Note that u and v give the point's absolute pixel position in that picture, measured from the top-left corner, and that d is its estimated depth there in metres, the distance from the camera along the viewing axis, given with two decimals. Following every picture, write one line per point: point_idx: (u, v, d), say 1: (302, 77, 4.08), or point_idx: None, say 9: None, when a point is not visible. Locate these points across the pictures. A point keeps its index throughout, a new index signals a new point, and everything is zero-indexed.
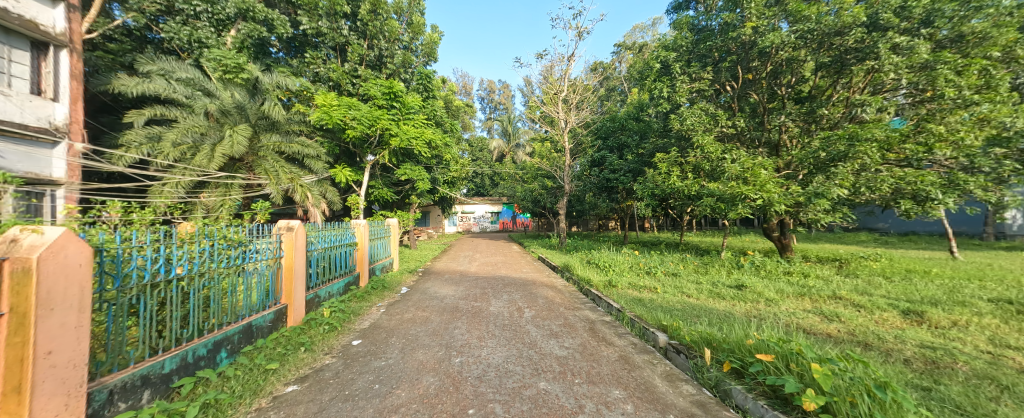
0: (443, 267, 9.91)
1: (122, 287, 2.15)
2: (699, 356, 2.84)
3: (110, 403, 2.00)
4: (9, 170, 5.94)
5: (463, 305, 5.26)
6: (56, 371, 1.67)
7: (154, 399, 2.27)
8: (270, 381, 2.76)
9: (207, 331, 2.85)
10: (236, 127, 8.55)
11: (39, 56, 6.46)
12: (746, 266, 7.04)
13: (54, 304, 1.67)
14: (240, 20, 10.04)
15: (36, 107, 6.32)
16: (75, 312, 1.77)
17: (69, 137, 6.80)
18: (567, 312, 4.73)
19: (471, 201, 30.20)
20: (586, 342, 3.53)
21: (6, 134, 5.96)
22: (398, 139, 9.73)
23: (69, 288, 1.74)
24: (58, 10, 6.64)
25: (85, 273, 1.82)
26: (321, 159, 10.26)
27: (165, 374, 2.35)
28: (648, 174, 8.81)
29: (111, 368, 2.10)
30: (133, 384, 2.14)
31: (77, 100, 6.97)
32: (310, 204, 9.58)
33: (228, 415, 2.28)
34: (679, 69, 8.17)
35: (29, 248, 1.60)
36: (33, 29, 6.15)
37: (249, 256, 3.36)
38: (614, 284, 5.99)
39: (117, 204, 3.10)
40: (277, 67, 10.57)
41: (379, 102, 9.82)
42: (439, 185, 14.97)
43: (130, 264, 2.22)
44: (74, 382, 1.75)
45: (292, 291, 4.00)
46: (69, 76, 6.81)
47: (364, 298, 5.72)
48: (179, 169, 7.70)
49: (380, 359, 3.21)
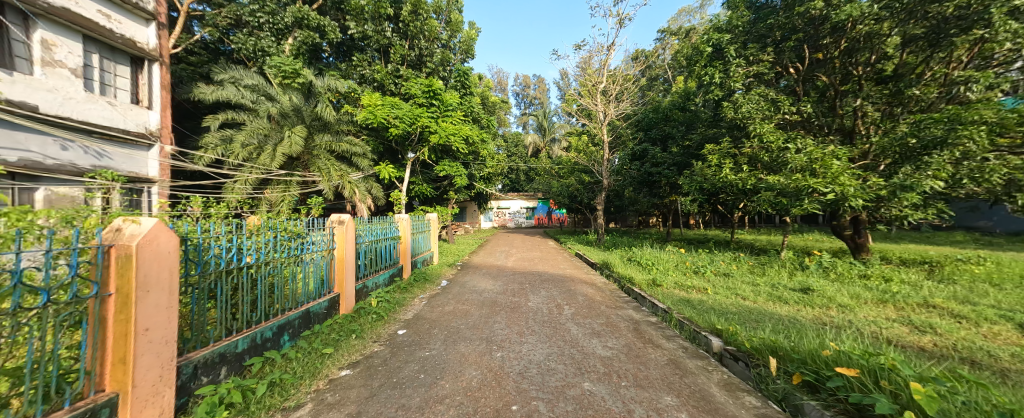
0: (480, 262, 10.03)
1: (203, 272, 2.41)
2: (761, 363, 2.69)
3: (196, 377, 2.27)
4: (116, 170, 6.90)
5: (502, 300, 5.32)
6: (152, 346, 1.90)
7: (229, 375, 2.53)
8: (327, 364, 2.97)
9: (273, 314, 3.14)
10: (294, 128, 9.25)
11: (137, 70, 7.45)
12: (813, 268, 6.44)
13: (150, 287, 1.90)
14: (297, 29, 10.82)
15: (135, 115, 7.26)
16: (167, 295, 2.01)
17: (160, 140, 7.71)
18: (609, 311, 4.62)
19: (506, 197, 30.43)
20: (632, 343, 3.43)
21: (114, 138, 6.90)
22: (438, 136, 10.11)
23: (161, 274, 1.97)
24: (150, 28, 7.55)
25: (173, 259, 2.05)
26: (367, 156, 10.83)
27: (238, 353, 2.61)
28: (695, 167, 8.35)
29: (195, 345, 2.38)
30: (213, 360, 2.40)
31: (166, 107, 7.90)
32: (357, 200, 10.13)
33: (292, 394, 2.49)
34: (734, 51, 7.59)
35: (130, 236, 1.82)
36: (132, 46, 7.07)
37: (306, 247, 3.63)
38: (659, 284, 5.76)
39: (198, 199, 3.48)
40: (328, 71, 11.32)
41: (420, 101, 10.23)
42: (475, 181, 15.29)
43: (208, 252, 2.48)
44: (167, 356, 2.01)
45: (343, 281, 4.28)
46: (160, 87, 7.77)
47: (408, 290, 5.98)
48: (248, 168, 8.59)
49: (425, 350, 3.35)
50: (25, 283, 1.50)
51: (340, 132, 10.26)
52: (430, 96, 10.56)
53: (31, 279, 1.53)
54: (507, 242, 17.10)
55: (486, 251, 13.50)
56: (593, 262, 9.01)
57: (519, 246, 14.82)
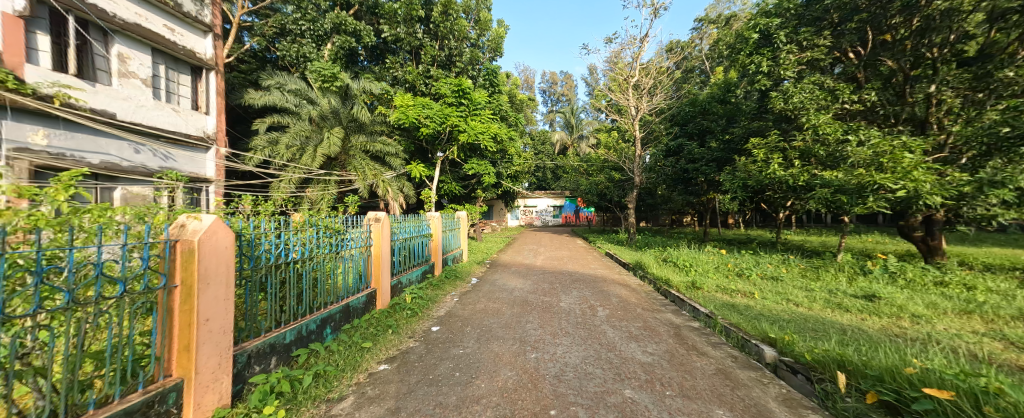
0: (508, 260, 10.08)
1: (255, 267, 2.58)
2: (827, 378, 2.48)
3: (249, 366, 2.43)
4: (180, 171, 7.57)
5: (532, 299, 5.32)
6: (212, 335, 2.06)
7: (278, 365, 2.70)
8: (366, 358, 3.10)
9: (316, 308, 3.31)
10: (332, 129, 9.73)
11: (197, 79, 8.14)
12: (878, 273, 5.91)
13: (210, 280, 2.05)
14: (335, 35, 11.39)
15: (195, 120, 7.94)
16: (224, 287, 2.17)
17: (215, 143, 8.36)
18: (646, 314, 4.49)
19: (533, 195, 30.38)
20: (673, 349, 3.30)
21: (178, 142, 7.56)
22: (467, 135, 10.31)
23: (219, 267, 2.12)
24: (207, 40, 8.22)
25: (229, 254, 2.21)
26: (399, 156, 11.19)
27: (286, 344, 2.77)
28: (737, 163, 7.92)
29: (249, 335, 2.55)
30: (264, 350, 2.56)
31: (221, 112, 8.57)
32: (390, 199, 10.48)
33: (335, 386, 2.62)
34: (784, 38, 7.19)
35: (193, 232, 1.97)
36: (192, 57, 7.75)
37: (345, 244, 3.81)
38: (698, 286, 5.53)
39: (248, 198, 3.73)
40: (363, 74, 11.80)
41: (450, 100, 10.46)
42: (503, 179, 15.40)
43: (259, 248, 2.65)
44: (224, 345, 2.17)
45: (379, 277, 4.44)
46: (216, 94, 8.45)
47: (440, 287, 6.12)
48: (291, 168, 9.13)
49: (459, 347, 3.41)
50: (107, 274, 1.65)
51: (374, 133, 10.64)
52: (459, 95, 10.79)
53: (111, 271, 1.68)
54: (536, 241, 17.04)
55: (514, 249, 13.56)
56: (625, 262, 8.80)
57: (548, 244, 14.75)
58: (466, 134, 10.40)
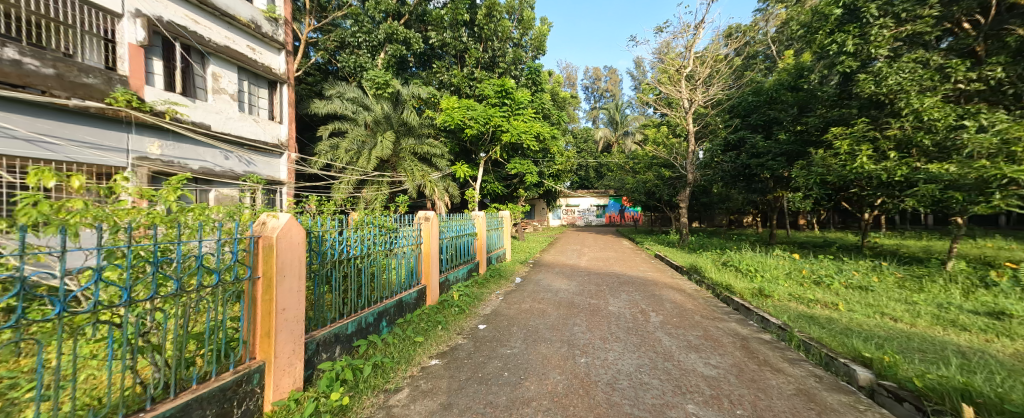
0: (552, 261, 10.00)
1: (321, 262, 2.79)
2: (947, 410, 2.03)
3: (318, 353, 2.65)
4: (259, 174, 8.55)
5: (579, 301, 5.22)
6: (287, 324, 2.27)
7: (342, 354, 2.91)
8: (418, 352, 3.24)
9: (373, 302, 3.52)
10: (384, 134, 10.33)
11: (272, 92, 9.25)
12: (1003, 286, 4.99)
13: (286, 273, 2.27)
14: (388, 44, 12.09)
15: (270, 129, 8.98)
16: (297, 280, 2.38)
17: (287, 149, 9.37)
18: (706, 322, 4.21)
19: (576, 195, 29.90)
20: (741, 363, 3.03)
21: (258, 148, 8.65)
22: (510, 134, 10.42)
23: (292, 261, 2.33)
24: (281, 56, 9.30)
25: (301, 249, 2.42)
26: (445, 157, 11.56)
27: (348, 334, 2.98)
28: (813, 156, 7.16)
29: (317, 325, 2.77)
30: (330, 339, 2.77)
31: (291, 121, 9.57)
32: (437, 198, 10.89)
33: (392, 376, 2.79)
34: (875, 11, 6.37)
35: (271, 229, 2.19)
36: (268, 72, 8.82)
37: (398, 241, 4.02)
38: (767, 294, 5.06)
39: (313, 198, 4.08)
40: (412, 80, 12.38)
41: (493, 101, 10.68)
42: (545, 179, 15.36)
43: (325, 244, 2.86)
44: (297, 333, 2.38)
45: (429, 273, 4.61)
46: (288, 104, 9.50)
47: (485, 285, 6.23)
48: (349, 170, 9.85)
49: (507, 347, 3.44)
50: (206, 265, 1.87)
51: (422, 135, 11.12)
52: (502, 96, 10.95)
53: (208, 262, 1.90)
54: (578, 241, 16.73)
55: (557, 249, 13.43)
56: (677, 265, 8.33)
57: (592, 245, 14.41)
58: (509, 134, 10.51)
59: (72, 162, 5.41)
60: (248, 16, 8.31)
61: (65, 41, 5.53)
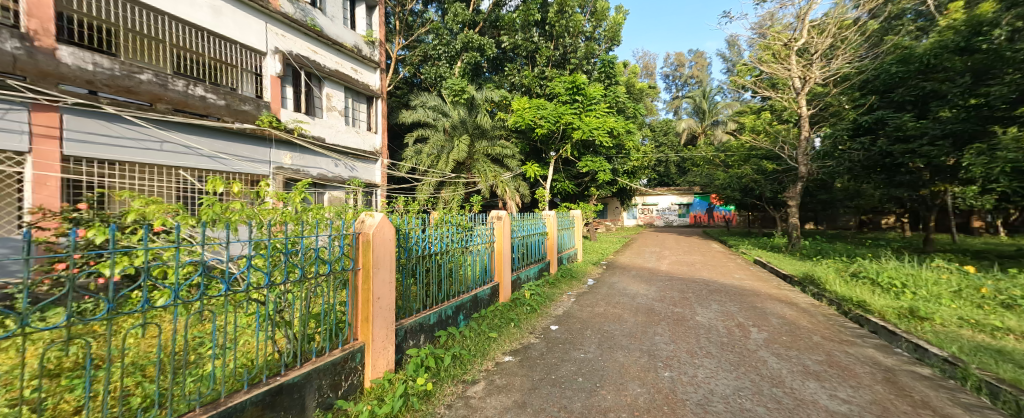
0: (627, 263, 9.54)
1: (408, 256, 3.05)
2: None
3: (406, 339, 2.91)
4: (358, 177, 10.38)
5: (659, 308, 4.85)
6: (382, 311, 2.57)
7: (426, 341, 3.16)
8: (493, 347, 3.38)
9: (452, 296, 3.74)
10: (460, 137, 11.00)
11: (369, 106, 11.26)
12: None
13: (379, 266, 2.55)
14: (464, 52, 12.80)
15: (367, 139, 10.91)
16: (388, 272, 2.66)
17: (381, 156, 11.29)
18: (828, 344, 3.55)
19: (654, 193, 28.13)
20: (881, 400, 2.46)
21: (359, 156, 10.57)
22: (581, 131, 10.39)
23: (385, 256, 2.61)
24: (374, 74, 11.28)
25: (391, 245, 2.70)
26: (516, 157, 11.87)
27: (431, 324, 3.22)
28: (1002, 138, 5.54)
29: (405, 313, 3.04)
30: (416, 328, 3.01)
31: (383, 130, 11.47)
32: (508, 198, 11.28)
33: (469, 368, 2.96)
34: None
35: (367, 227, 2.49)
36: (366, 88, 10.77)
37: (472, 239, 4.18)
38: (924, 316, 4.04)
39: (400, 199, 4.47)
40: (486, 83, 12.94)
41: (563, 98, 10.71)
42: (619, 176, 14.80)
43: (411, 240, 3.11)
44: (389, 319, 2.67)
45: (501, 271, 4.70)
46: (381, 115, 11.44)
47: (556, 285, 6.20)
48: (431, 173, 10.67)
49: (580, 351, 3.34)
50: (321, 256, 2.20)
51: (495, 137, 11.60)
52: (573, 92, 10.80)
53: (323, 254, 2.23)
54: (657, 242, 15.63)
55: (632, 250, 12.80)
56: (784, 273, 7.21)
57: (672, 247, 13.41)
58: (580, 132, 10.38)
59: (233, 172, 7.05)
60: (352, 42, 10.43)
61: (231, 78, 7.38)
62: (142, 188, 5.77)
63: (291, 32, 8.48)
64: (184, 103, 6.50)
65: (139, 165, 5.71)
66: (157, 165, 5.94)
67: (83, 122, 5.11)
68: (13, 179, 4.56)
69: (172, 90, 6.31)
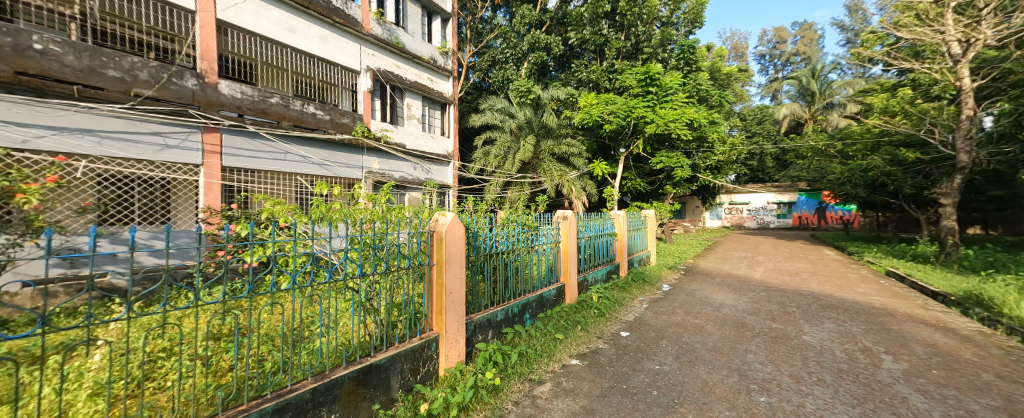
0: (712, 269, 8.59)
1: (478, 253, 3.25)
2: None
3: (477, 334, 3.14)
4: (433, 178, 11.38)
5: (752, 322, 4.29)
6: (455, 305, 2.86)
7: (496, 337, 3.35)
8: (560, 349, 3.39)
9: (518, 295, 3.82)
10: (528, 139, 11.23)
11: (442, 112, 12.24)
12: None
13: (452, 262, 2.84)
14: (530, 52, 13.13)
15: (440, 143, 11.85)
16: (460, 268, 2.95)
17: (452, 158, 12.19)
18: (1010, 387, 2.72)
19: (744, 191, 25.14)
20: None
21: (433, 160, 11.48)
22: (655, 125, 9.85)
23: (457, 253, 2.90)
24: (447, 82, 12.21)
25: (462, 241, 2.99)
26: (582, 155, 11.74)
27: (499, 321, 3.39)
28: None
29: (475, 309, 3.25)
30: (484, 325, 3.20)
31: (455, 134, 12.36)
32: (574, 197, 11.21)
33: (537, 367, 3.04)
34: None
35: (441, 225, 2.79)
36: (440, 96, 11.76)
37: (539, 239, 4.22)
38: None
39: (469, 198, 4.59)
40: (552, 82, 13.07)
41: (635, 91, 10.34)
42: (700, 172, 13.67)
43: (478, 240, 3.28)
44: (461, 312, 2.96)
45: (568, 273, 4.64)
46: (453, 120, 12.38)
47: (626, 289, 5.89)
48: (497, 173, 11.01)
49: (654, 361, 3.12)
50: (403, 251, 2.60)
51: (561, 136, 11.61)
52: (645, 84, 10.33)
53: (405, 249, 2.62)
54: (748, 246, 13.97)
55: (718, 254, 11.66)
56: (937, 292, 5.76)
57: (762, 252, 11.96)
58: (651, 126, 9.98)
59: (336, 176, 8.50)
60: (428, 55, 11.43)
61: (335, 96, 8.81)
62: (271, 190, 7.28)
63: (379, 51, 9.74)
64: (302, 119, 7.89)
65: (270, 172, 7.20)
66: (282, 172, 7.40)
67: (234, 140, 6.58)
68: (192, 185, 6.20)
69: (293, 109, 7.73)
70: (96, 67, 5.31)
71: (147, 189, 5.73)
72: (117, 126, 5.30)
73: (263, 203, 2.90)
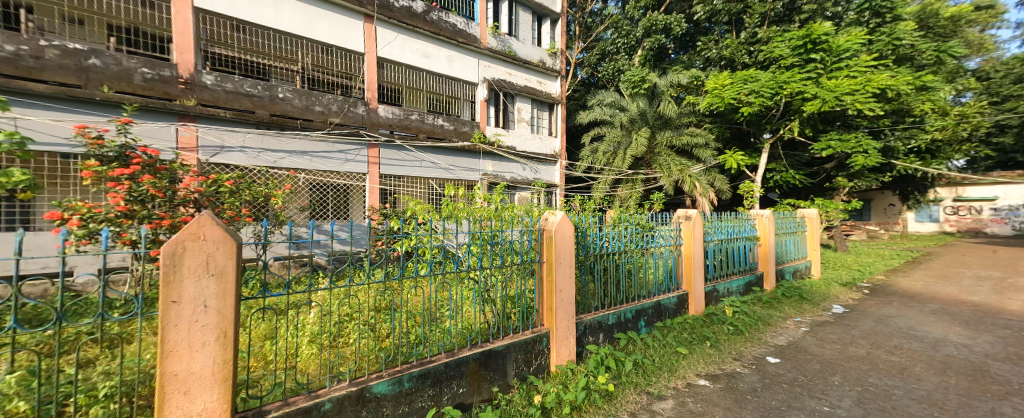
0: (914, 292, 7.29)
1: (586, 254, 3.89)
2: None
3: (585, 335, 3.76)
4: (542, 178, 12.07)
5: (1010, 374, 3.64)
6: (563, 303, 3.45)
7: (605, 339, 3.96)
8: (684, 366, 3.75)
9: (631, 299, 4.40)
10: (639, 131, 10.90)
11: (550, 113, 12.67)
12: None
13: (561, 260, 3.42)
14: (645, 39, 12.70)
15: (548, 143, 12.35)
16: (568, 267, 3.50)
17: (560, 158, 12.55)
18: None
19: (978, 181, 18.18)
20: None
21: (540, 160, 12.14)
22: (818, 103, 8.36)
23: (565, 252, 3.47)
24: (555, 83, 12.60)
25: (569, 240, 3.52)
26: (710, 147, 10.90)
27: (610, 325, 4.00)
28: None
29: (583, 310, 3.88)
30: (593, 325, 3.82)
31: (563, 133, 12.71)
32: (698, 194, 10.61)
33: (656, 379, 3.47)
34: None
35: (550, 225, 3.40)
36: (546, 96, 12.19)
37: (654, 241, 4.66)
38: None
39: (575, 197, 5.04)
40: (672, 67, 12.33)
41: (789, 62, 9.12)
42: (895, 159, 10.62)
43: (583, 240, 3.88)
44: (568, 309, 3.52)
45: (691, 280, 5.00)
46: (561, 120, 12.70)
47: (770, 305, 5.91)
48: (606, 171, 11.00)
49: (823, 403, 3.09)
50: (517, 249, 3.31)
51: (680, 126, 11.10)
52: (801, 53, 9.07)
53: (518, 246, 3.34)
54: (996, 263, 10.11)
55: (936, 273, 9.17)
56: None
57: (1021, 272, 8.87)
58: (813, 103, 8.44)
59: (457, 179, 9.99)
60: (538, 58, 12.01)
61: (458, 108, 10.36)
62: (411, 192, 9.14)
63: (494, 61, 10.91)
64: (433, 131, 9.59)
65: (409, 177, 9.03)
66: (418, 177, 9.21)
67: (389, 153, 8.58)
68: (361, 189, 8.28)
69: (427, 123, 9.47)
70: (310, 105, 7.72)
71: (337, 192, 8.00)
72: (321, 148, 7.62)
73: (409, 202, 3.97)
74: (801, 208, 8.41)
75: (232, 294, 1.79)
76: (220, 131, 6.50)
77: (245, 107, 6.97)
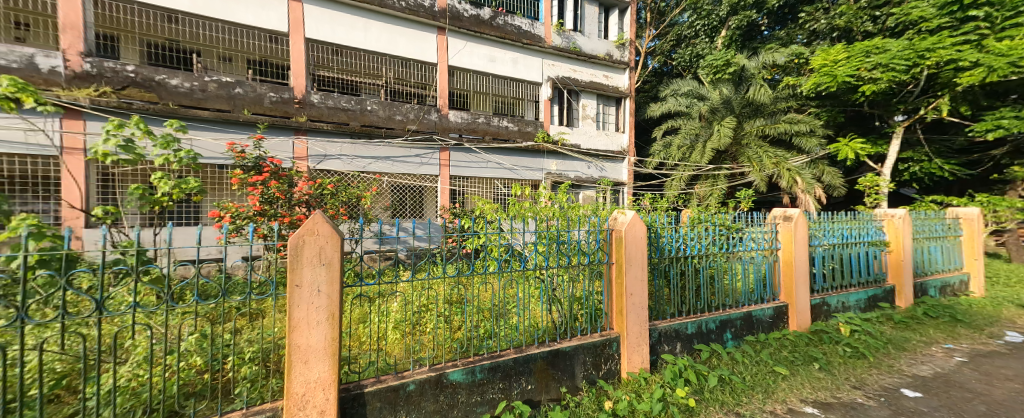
0: None
1: (660, 256, 3.57)
2: None
3: (660, 342, 3.44)
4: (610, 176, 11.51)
5: None
6: (636, 307, 3.20)
7: (683, 350, 3.59)
8: (784, 389, 3.18)
9: (714, 308, 3.92)
10: (723, 121, 9.74)
11: (618, 107, 11.98)
12: None
13: (632, 262, 3.17)
14: (730, 18, 11.32)
15: (615, 139, 11.75)
16: (642, 270, 3.23)
17: (629, 154, 11.85)
18: None
19: None
20: None
21: (607, 157, 11.60)
22: (979, 74, 6.47)
23: (638, 253, 3.20)
24: (624, 75, 11.88)
25: (642, 241, 3.22)
26: (816, 134, 9.23)
27: (689, 335, 3.62)
28: None
29: (658, 316, 3.57)
30: (670, 333, 3.49)
31: (631, 128, 11.94)
32: (800, 191, 8.99)
33: (748, 399, 3.00)
34: None
35: (620, 224, 3.17)
36: (614, 90, 11.54)
37: (744, 243, 4.06)
38: None
39: (647, 195, 4.66)
40: (765, 46, 10.81)
41: (938, 23, 7.19)
42: None
43: (657, 242, 3.56)
44: (642, 315, 3.24)
45: (792, 291, 4.26)
46: (629, 114, 11.94)
47: (906, 326, 4.73)
48: (682, 166, 10.02)
49: None
50: (583, 249, 3.16)
51: (775, 112, 9.64)
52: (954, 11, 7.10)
53: (585, 246, 3.18)
54: None
55: None
56: None
57: None
58: (973, 73, 6.55)
59: (522, 178, 10.09)
60: (603, 51, 11.46)
61: (522, 109, 10.40)
62: (479, 191, 9.48)
63: (561, 58, 10.76)
64: (499, 132, 9.83)
65: (475, 178, 9.41)
66: (485, 177, 9.53)
67: (458, 155, 9.06)
68: (434, 189, 8.84)
69: (494, 125, 9.71)
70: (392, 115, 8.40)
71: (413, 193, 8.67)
72: (401, 152, 8.33)
73: (477, 202, 4.09)
74: (954, 207, 6.62)
75: (338, 282, 2.05)
76: (322, 143, 7.50)
77: (341, 120, 7.88)
